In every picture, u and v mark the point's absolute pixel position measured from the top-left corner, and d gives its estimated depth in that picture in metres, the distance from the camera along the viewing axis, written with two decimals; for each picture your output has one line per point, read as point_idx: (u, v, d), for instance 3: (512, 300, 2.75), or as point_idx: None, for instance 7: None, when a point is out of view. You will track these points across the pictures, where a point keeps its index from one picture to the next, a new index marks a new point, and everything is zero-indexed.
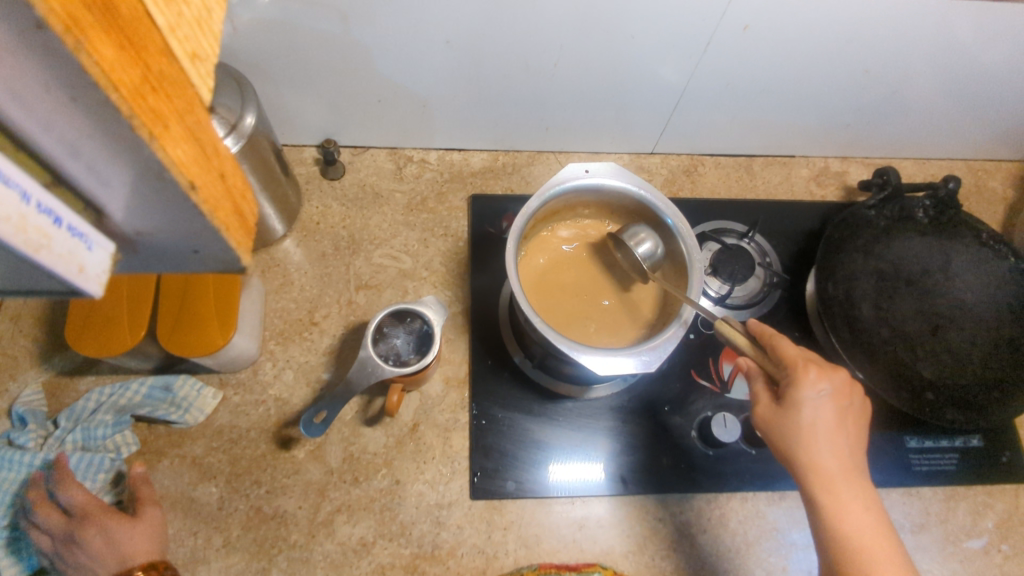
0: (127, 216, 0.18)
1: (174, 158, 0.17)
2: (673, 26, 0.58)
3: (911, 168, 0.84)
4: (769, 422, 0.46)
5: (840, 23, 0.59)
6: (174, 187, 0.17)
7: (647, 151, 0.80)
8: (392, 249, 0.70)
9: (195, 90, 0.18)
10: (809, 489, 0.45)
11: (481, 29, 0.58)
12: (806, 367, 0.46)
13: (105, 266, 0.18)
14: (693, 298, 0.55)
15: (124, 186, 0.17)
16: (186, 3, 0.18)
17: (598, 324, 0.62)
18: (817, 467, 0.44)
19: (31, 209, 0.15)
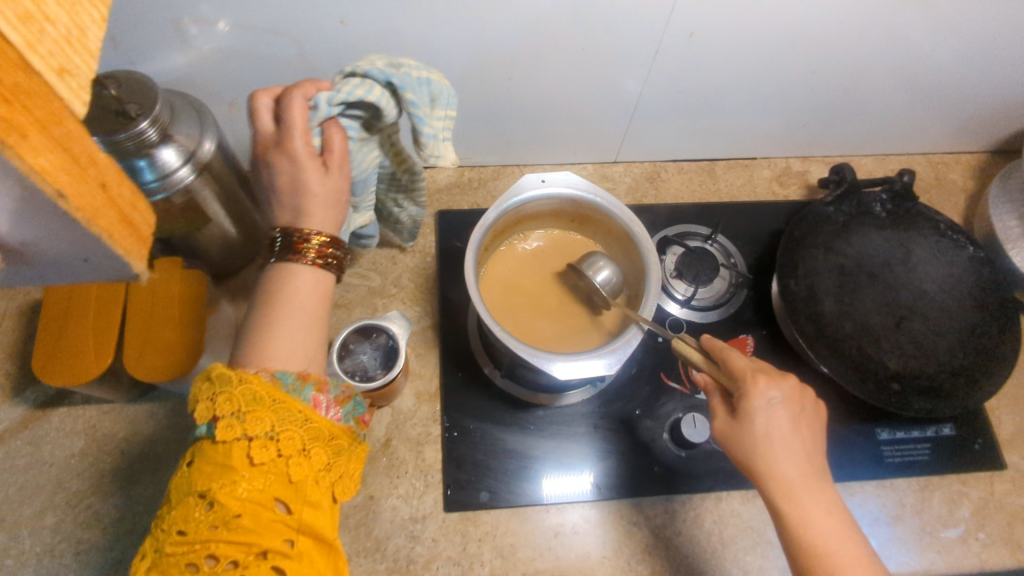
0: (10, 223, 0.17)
1: (33, 167, 0.15)
2: (622, 35, 0.60)
3: (871, 165, 0.86)
4: (726, 435, 0.46)
5: (786, 25, 0.61)
6: (39, 194, 0.16)
7: (611, 161, 0.82)
8: (361, 267, 0.71)
9: (61, 100, 0.16)
10: (771, 500, 0.44)
11: (434, 48, 0.59)
12: (756, 376, 0.46)
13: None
14: (651, 302, 0.57)
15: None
16: (50, 16, 0.16)
17: (563, 334, 0.63)
18: (775, 477, 0.43)
19: None
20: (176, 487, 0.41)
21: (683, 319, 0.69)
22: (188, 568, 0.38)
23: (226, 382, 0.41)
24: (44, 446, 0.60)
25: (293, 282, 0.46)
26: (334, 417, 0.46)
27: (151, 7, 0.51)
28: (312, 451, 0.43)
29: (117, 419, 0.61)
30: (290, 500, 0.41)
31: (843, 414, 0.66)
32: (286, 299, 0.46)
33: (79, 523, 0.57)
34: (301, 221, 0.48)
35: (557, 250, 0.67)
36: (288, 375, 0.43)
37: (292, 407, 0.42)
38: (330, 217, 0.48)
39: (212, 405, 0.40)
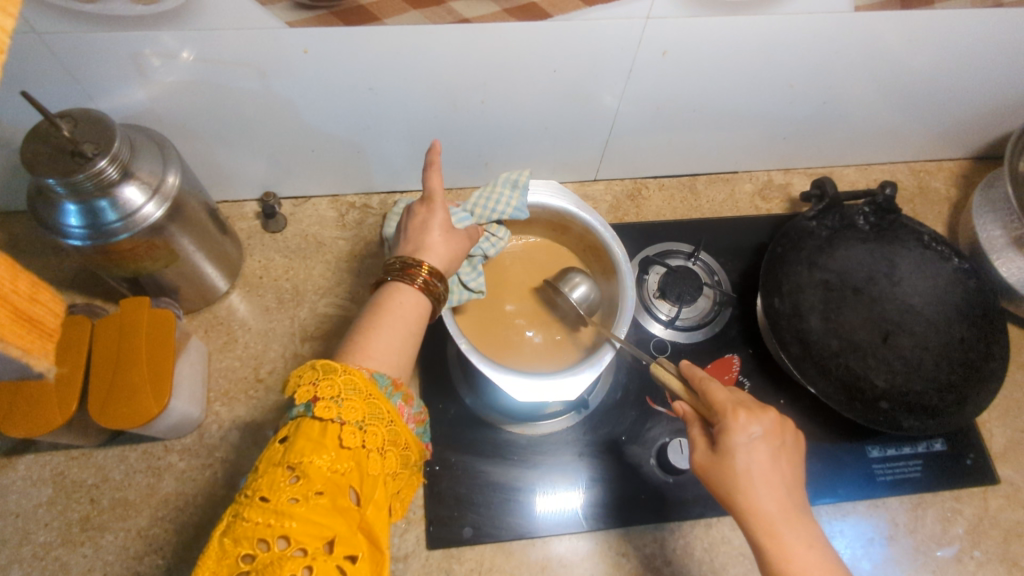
0: None
1: None
2: (595, 55, 0.59)
3: (853, 175, 0.85)
4: (706, 468, 0.45)
5: (761, 39, 0.60)
6: None
7: (590, 179, 0.81)
8: (338, 297, 0.69)
9: None
10: (752, 536, 0.42)
11: (403, 75, 0.58)
12: (737, 408, 0.44)
13: None
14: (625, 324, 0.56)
15: None
16: None
17: (539, 349, 0.61)
18: (755, 513, 0.42)
19: None
20: (265, 458, 0.39)
21: (667, 340, 0.68)
22: (260, 536, 0.35)
23: (331, 369, 0.41)
24: (9, 496, 0.58)
25: (397, 297, 0.49)
26: (411, 430, 0.45)
27: (108, 44, 0.49)
28: (388, 455, 0.41)
29: (86, 465, 0.60)
30: (365, 492, 0.39)
31: (833, 433, 0.65)
32: (390, 309, 0.48)
33: None
34: (420, 253, 0.52)
35: (537, 260, 0.66)
36: (383, 377, 0.44)
37: (383, 406, 0.42)
38: (447, 255, 0.53)
39: (315, 387, 0.40)
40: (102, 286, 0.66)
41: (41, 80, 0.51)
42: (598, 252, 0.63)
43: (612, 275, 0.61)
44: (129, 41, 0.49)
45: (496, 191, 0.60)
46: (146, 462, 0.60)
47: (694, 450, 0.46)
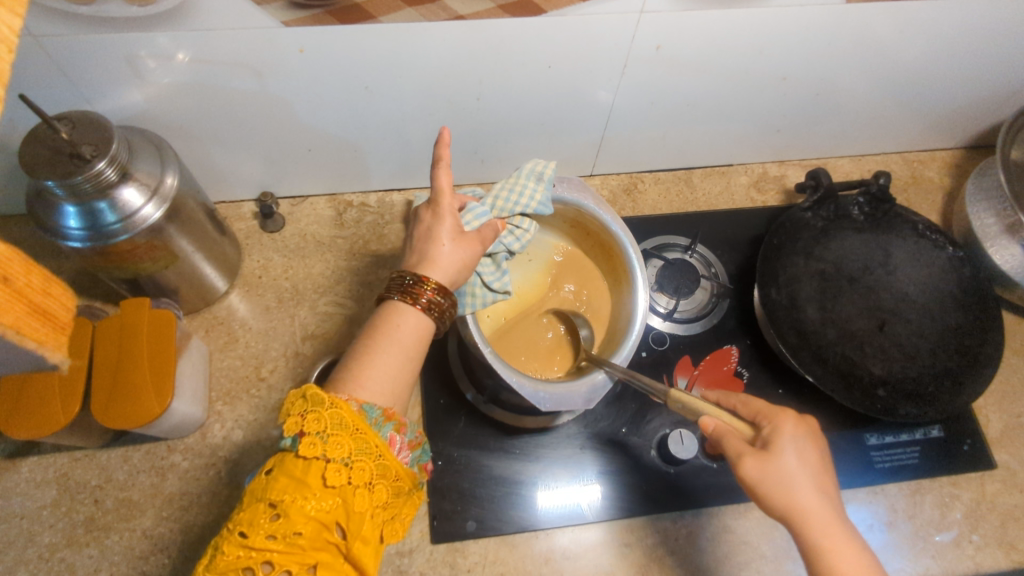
0: None
1: None
2: (589, 51, 0.59)
3: (848, 166, 0.85)
4: (751, 462, 0.42)
5: (753, 32, 0.60)
6: None
7: (587, 174, 0.81)
8: (337, 296, 0.70)
9: None
10: (805, 535, 0.40)
11: (400, 73, 0.58)
12: (781, 414, 0.45)
13: None
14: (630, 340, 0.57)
15: None
16: None
17: (547, 355, 0.63)
18: (799, 510, 0.41)
19: None
20: (250, 490, 0.40)
21: (666, 333, 0.68)
22: (243, 566, 0.37)
23: (318, 401, 0.41)
24: (13, 498, 0.58)
25: (393, 319, 0.47)
26: (402, 459, 0.45)
27: (104, 46, 0.49)
28: (377, 488, 0.42)
29: (90, 466, 0.60)
30: (351, 528, 0.40)
31: (831, 421, 0.66)
32: (388, 332, 0.47)
33: None
34: (424, 267, 0.50)
35: (545, 258, 0.67)
36: (374, 408, 0.43)
37: (371, 441, 0.42)
38: (454, 266, 0.52)
39: (301, 421, 0.40)
40: (102, 288, 0.66)
41: (38, 83, 0.51)
42: (609, 254, 0.64)
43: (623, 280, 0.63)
44: (125, 43, 0.50)
45: (520, 184, 0.59)
46: (149, 462, 0.60)
47: (729, 443, 0.44)
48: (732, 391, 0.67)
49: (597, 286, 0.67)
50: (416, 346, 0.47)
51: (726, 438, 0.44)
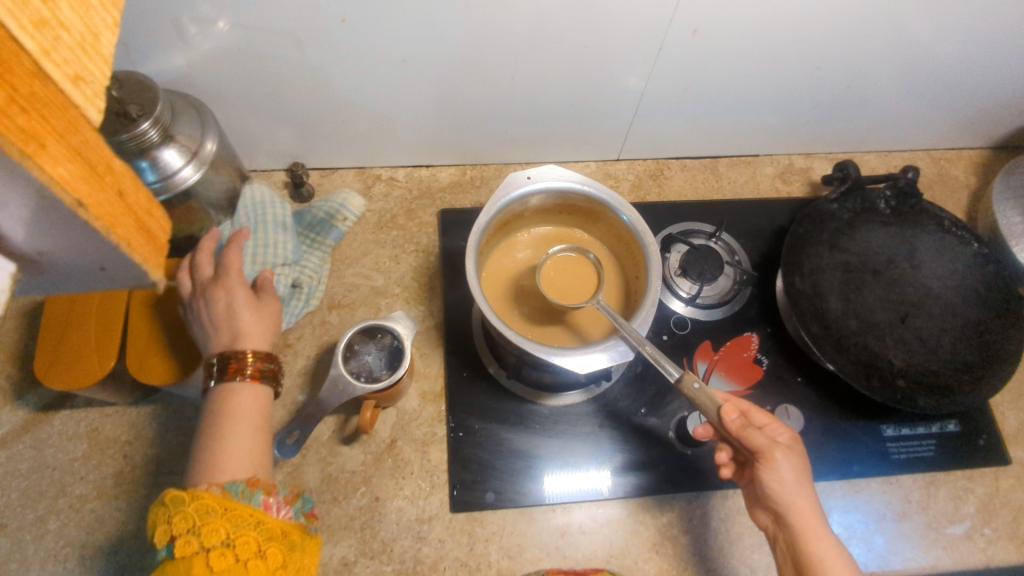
0: (29, 243, 0.15)
1: (54, 176, 0.14)
2: (624, 34, 0.60)
3: (874, 161, 0.85)
4: (779, 455, 0.50)
5: (788, 22, 0.60)
6: (55, 204, 0.15)
7: (613, 159, 0.82)
8: (364, 267, 0.71)
9: (77, 112, 0.15)
10: (811, 533, 0.49)
11: (437, 47, 0.59)
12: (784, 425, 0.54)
13: (2, 292, 0.15)
14: (654, 292, 0.55)
15: (18, 213, 0.15)
16: (64, 24, 0.15)
17: (564, 283, 0.61)
18: (796, 500, 0.50)
19: None
20: None
21: (687, 317, 0.69)
22: None
23: (179, 502, 0.42)
24: (46, 449, 0.60)
25: (232, 399, 0.50)
26: (285, 518, 0.47)
27: (151, 8, 0.50)
28: (269, 552, 0.43)
29: (120, 421, 0.61)
30: None
31: (848, 411, 0.66)
32: (231, 416, 0.49)
33: (84, 526, 0.57)
34: (242, 343, 0.53)
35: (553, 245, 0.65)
36: (237, 484, 0.45)
37: (244, 515, 0.43)
38: (261, 331, 0.55)
39: (169, 528, 0.41)
40: None
41: None
42: (607, 223, 0.62)
43: (629, 241, 0.60)
44: (170, 6, 0.50)
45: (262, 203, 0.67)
46: (177, 421, 0.62)
47: (756, 434, 0.50)
48: (750, 377, 0.67)
49: (604, 256, 0.65)
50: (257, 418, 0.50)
51: (754, 429, 0.50)
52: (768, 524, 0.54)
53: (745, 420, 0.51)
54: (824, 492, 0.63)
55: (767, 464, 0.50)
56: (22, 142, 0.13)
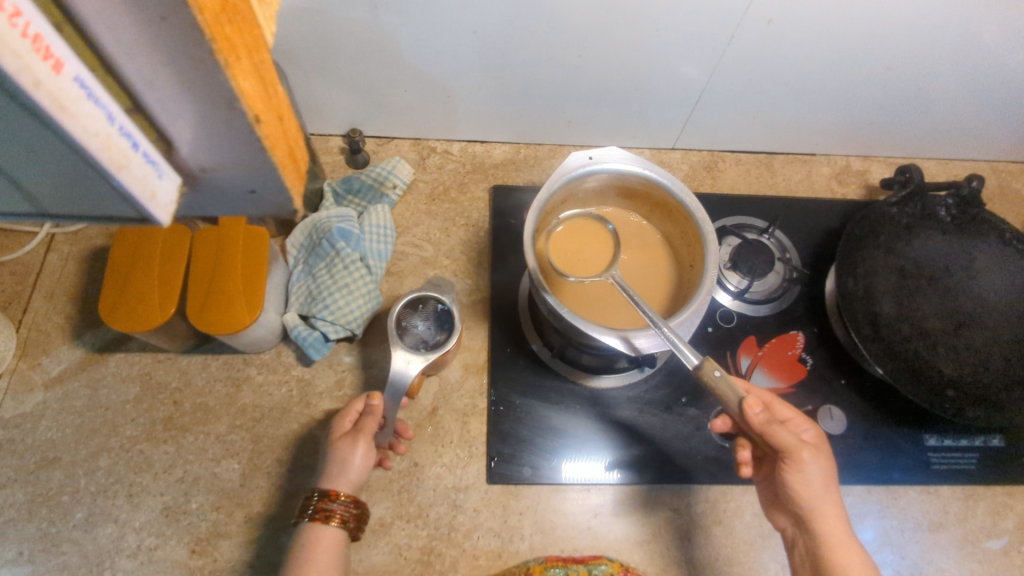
0: (196, 153, 0.21)
1: (243, 90, 0.19)
2: (697, 20, 0.58)
3: (934, 169, 0.84)
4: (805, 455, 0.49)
5: (865, 20, 0.59)
6: (241, 116, 0.19)
7: (668, 147, 0.81)
8: (414, 237, 0.71)
9: (259, 32, 0.21)
10: (832, 537, 0.49)
11: (508, 21, 0.58)
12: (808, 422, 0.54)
13: (172, 197, 0.21)
14: (711, 277, 0.55)
15: (195, 123, 0.19)
16: None
17: (579, 246, 0.63)
18: (820, 502, 0.50)
19: (114, 129, 0.18)
20: None
21: (733, 311, 0.69)
22: None
23: None
24: (100, 389, 0.61)
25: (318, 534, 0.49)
26: None
27: None
28: None
29: (171, 368, 0.63)
30: None
31: (891, 417, 0.66)
32: (313, 558, 0.48)
33: (134, 466, 0.58)
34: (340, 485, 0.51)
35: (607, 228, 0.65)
36: None
37: None
38: (358, 467, 0.52)
39: None
40: None
41: None
42: (663, 208, 0.62)
43: (686, 227, 0.60)
44: None
45: (321, 216, 0.66)
46: (226, 372, 0.63)
47: (782, 431, 0.50)
48: (794, 375, 0.67)
49: (657, 243, 0.65)
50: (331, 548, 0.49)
51: (781, 426, 0.50)
52: (787, 525, 0.54)
53: (773, 416, 0.50)
54: (860, 496, 0.63)
55: (794, 463, 0.50)
56: (226, 55, 0.18)
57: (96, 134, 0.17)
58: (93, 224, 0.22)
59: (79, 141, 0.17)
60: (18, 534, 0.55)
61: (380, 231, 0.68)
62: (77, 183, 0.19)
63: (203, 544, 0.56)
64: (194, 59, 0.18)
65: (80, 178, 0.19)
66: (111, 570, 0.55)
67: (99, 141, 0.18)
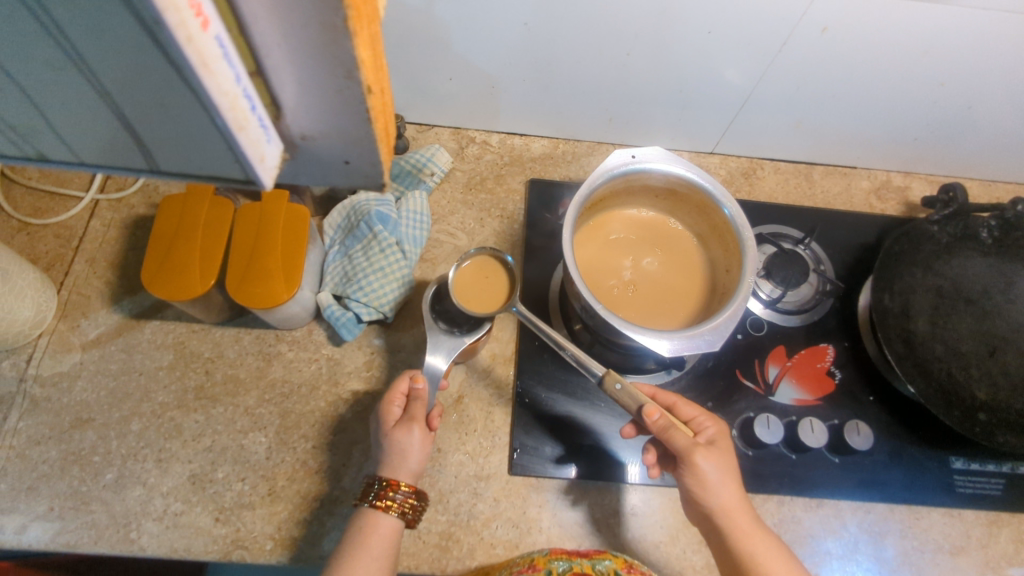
0: (304, 119, 0.22)
1: (363, 59, 0.20)
2: (752, 23, 0.58)
3: (977, 190, 0.82)
4: (701, 456, 0.50)
5: (923, 34, 0.58)
6: (355, 86, 0.20)
7: (707, 151, 0.81)
8: (449, 226, 0.72)
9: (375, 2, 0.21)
10: (736, 535, 0.49)
11: (560, 15, 0.58)
12: (710, 420, 0.55)
13: (274, 160, 0.23)
14: (750, 282, 0.54)
15: (310, 88, 0.20)
16: None
17: (484, 282, 0.61)
18: (723, 501, 0.50)
19: (241, 91, 0.19)
20: None
21: (764, 319, 0.69)
22: None
23: None
24: (135, 354, 0.62)
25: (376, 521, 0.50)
26: None
27: None
28: None
29: (205, 339, 0.64)
30: None
31: (918, 437, 0.65)
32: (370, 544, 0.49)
33: (163, 433, 0.59)
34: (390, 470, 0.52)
35: (641, 230, 0.65)
36: None
37: None
38: (417, 453, 0.53)
39: None
40: None
41: None
42: (700, 212, 0.62)
43: (723, 232, 0.60)
44: None
45: (361, 201, 0.67)
46: (258, 346, 0.64)
47: (678, 433, 0.51)
48: (821, 389, 0.66)
49: (690, 248, 0.65)
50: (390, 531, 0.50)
51: (677, 429, 0.51)
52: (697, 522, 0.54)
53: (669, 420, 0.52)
54: (882, 514, 0.62)
55: (690, 467, 0.50)
56: (357, 24, 0.18)
57: (227, 93, 0.19)
58: (198, 183, 0.23)
59: (212, 98, 0.18)
60: (50, 490, 0.56)
61: (417, 216, 0.69)
62: (200, 139, 0.20)
63: (226, 514, 0.57)
64: (328, 28, 0.18)
65: (199, 132, 0.20)
66: (137, 532, 0.55)
67: (229, 102, 0.19)
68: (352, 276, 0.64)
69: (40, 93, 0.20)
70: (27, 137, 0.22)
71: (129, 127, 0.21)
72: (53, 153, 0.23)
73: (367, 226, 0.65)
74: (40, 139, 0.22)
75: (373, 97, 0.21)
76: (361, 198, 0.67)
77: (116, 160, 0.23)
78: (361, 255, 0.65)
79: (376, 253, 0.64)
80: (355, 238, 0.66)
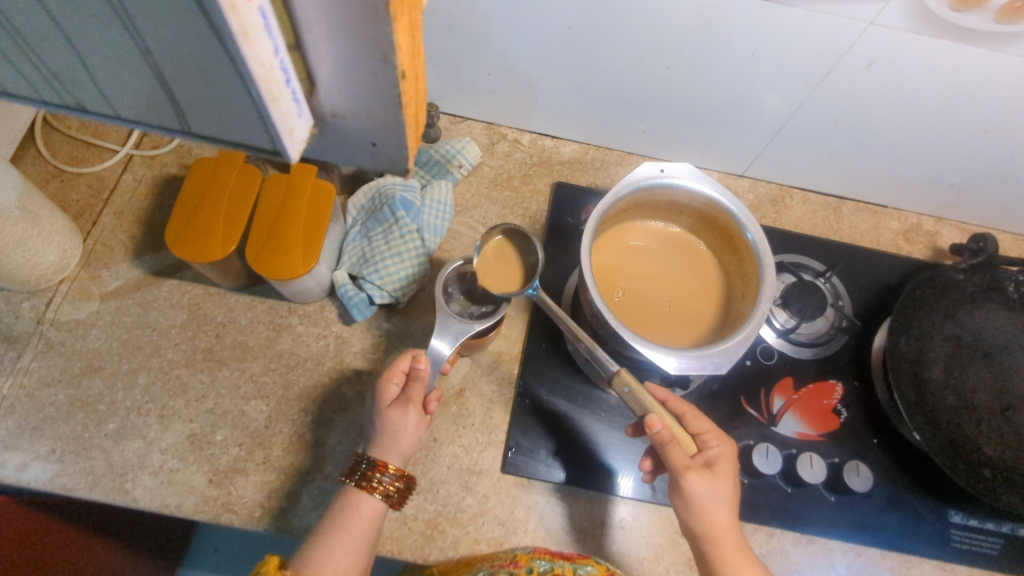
0: (337, 97, 0.22)
1: (400, 44, 0.20)
2: (798, 50, 0.57)
3: (1009, 243, 0.80)
4: (692, 478, 0.50)
5: (971, 78, 0.56)
6: (390, 70, 0.21)
7: (737, 173, 0.80)
8: (471, 219, 0.72)
9: None
10: (717, 559, 0.49)
11: (605, 21, 0.58)
12: (716, 440, 0.54)
13: (303, 135, 0.23)
14: (765, 308, 0.54)
15: (345, 67, 0.21)
16: None
17: (501, 263, 0.62)
18: (709, 525, 0.50)
19: (277, 63, 0.20)
20: None
21: (776, 348, 0.68)
22: None
23: None
24: (150, 310, 0.64)
25: (357, 504, 0.50)
26: None
27: None
28: None
29: (219, 303, 0.65)
30: None
31: (918, 486, 0.64)
32: (349, 527, 0.49)
33: (168, 390, 0.60)
34: (383, 451, 0.52)
35: (663, 244, 0.65)
36: None
37: None
38: (410, 438, 0.53)
39: None
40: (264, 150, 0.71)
41: None
42: (724, 234, 0.61)
43: (745, 256, 0.59)
44: None
45: (384, 183, 0.68)
46: (270, 317, 0.65)
47: (675, 451, 0.51)
48: (825, 425, 0.66)
49: (710, 268, 0.65)
50: (369, 518, 0.50)
51: (674, 446, 0.51)
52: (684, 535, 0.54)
53: (671, 435, 0.51)
54: (872, 558, 0.62)
55: (679, 486, 0.50)
56: (397, 8, 0.19)
57: (264, 64, 0.19)
58: (228, 148, 0.24)
59: (248, 67, 0.19)
60: (53, 433, 0.57)
61: (443, 207, 0.69)
62: (235, 107, 0.21)
63: (219, 477, 0.57)
64: (369, 9, 0.18)
65: (232, 98, 0.20)
66: (132, 484, 0.56)
67: (265, 74, 0.19)
68: (371, 255, 0.65)
69: (83, 44, 0.20)
70: (68, 85, 0.23)
71: (166, 86, 0.21)
72: (92, 105, 0.24)
73: (389, 208, 0.66)
74: (81, 90, 0.23)
75: (406, 82, 0.22)
76: (386, 181, 0.68)
77: (152, 118, 0.24)
78: (381, 237, 0.65)
79: (395, 236, 0.65)
80: (376, 219, 0.66)
